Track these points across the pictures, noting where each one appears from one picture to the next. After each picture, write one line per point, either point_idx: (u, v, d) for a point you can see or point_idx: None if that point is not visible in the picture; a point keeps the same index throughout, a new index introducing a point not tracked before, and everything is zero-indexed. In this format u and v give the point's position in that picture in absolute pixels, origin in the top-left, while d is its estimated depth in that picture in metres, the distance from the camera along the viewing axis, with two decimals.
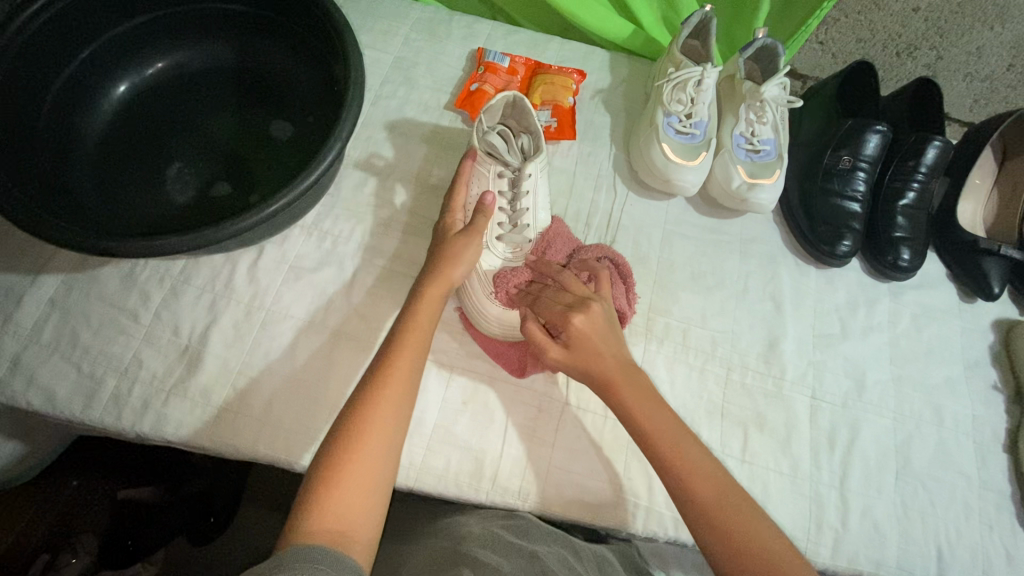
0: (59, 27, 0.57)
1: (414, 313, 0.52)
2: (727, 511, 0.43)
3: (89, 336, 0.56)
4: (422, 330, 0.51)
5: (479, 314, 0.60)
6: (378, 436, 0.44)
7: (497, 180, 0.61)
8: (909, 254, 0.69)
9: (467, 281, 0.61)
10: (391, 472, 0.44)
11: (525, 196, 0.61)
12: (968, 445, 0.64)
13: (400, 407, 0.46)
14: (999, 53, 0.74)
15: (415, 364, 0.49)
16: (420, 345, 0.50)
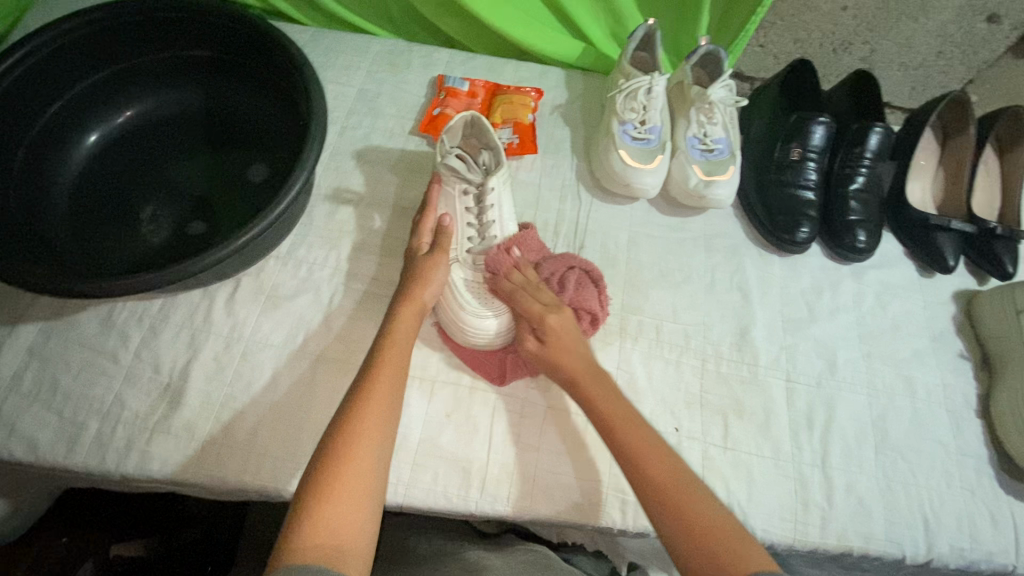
0: (27, 83, 0.59)
1: (388, 333, 0.54)
2: (671, 481, 0.46)
3: (69, 382, 0.57)
4: (401, 346, 0.53)
5: (457, 328, 0.61)
6: (368, 446, 0.45)
7: (464, 197, 0.64)
8: (865, 236, 0.72)
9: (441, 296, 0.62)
10: (382, 480, 0.45)
11: (491, 209, 0.63)
12: (941, 413, 0.66)
13: (388, 419, 0.48)
14: (927, 42, 0.79)
15: (399, 378, 0.51)
16: (400, 360, 0.52)
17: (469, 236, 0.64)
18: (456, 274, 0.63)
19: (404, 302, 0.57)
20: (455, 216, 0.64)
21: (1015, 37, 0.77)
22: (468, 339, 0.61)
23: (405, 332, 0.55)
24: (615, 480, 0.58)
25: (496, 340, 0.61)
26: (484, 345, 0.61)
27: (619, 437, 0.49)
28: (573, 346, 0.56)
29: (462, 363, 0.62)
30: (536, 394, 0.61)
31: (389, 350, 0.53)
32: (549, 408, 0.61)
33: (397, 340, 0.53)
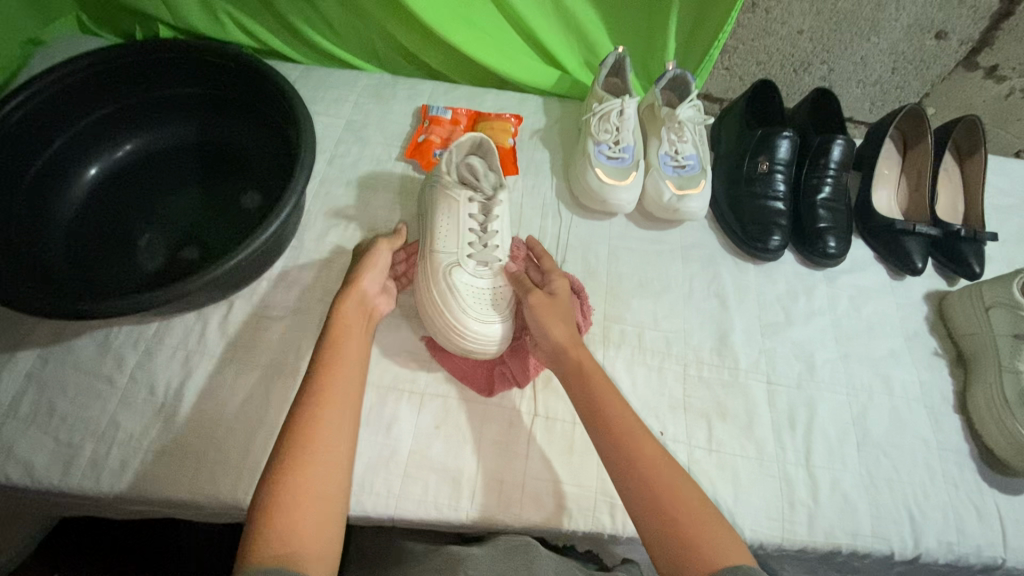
0: (32, 121, 0.63)
1: (336, 334, 0.56)
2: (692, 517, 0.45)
3: (66, 405, 0.58)
4: (350, 353, 0.55)
5: (461, 328, 0.61)
6: (325, 451, 0.47)
7: (469, 203, 0.67)
8: (835, 242, 0.75)
9: (443, 298, 0.63)
10: (342, 480, 0.47)
11: (495, 220, 0.67)
12: (920, 410, 0.68)
13: (344, 423, 0.50)
14: (880, 60, 0.84)
15: (353, 384, 0.53)
16: (348, 365, 0.54)
17: (470, 242, 0.66)
18: (457, 277, 0.64)
19: (340, 309, 0.58)
20: (461, 220, 0.66)
21: (962, 53, 0.81)
22: (472, 340, 0.62)
23: (352, 341, 0.56)
24: (602, 486, 0.59)
25: (493, 344, 0.62)
26: (480, 348, 0.62)
27: (636, 460, 0.49)
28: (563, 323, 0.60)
29: (450, 375, 0.64)
30: (523, 404, 0.63)
31: (337, 357, 0.54)
32: (536, 416, 0.62)
33: (346, 347, 0.55)
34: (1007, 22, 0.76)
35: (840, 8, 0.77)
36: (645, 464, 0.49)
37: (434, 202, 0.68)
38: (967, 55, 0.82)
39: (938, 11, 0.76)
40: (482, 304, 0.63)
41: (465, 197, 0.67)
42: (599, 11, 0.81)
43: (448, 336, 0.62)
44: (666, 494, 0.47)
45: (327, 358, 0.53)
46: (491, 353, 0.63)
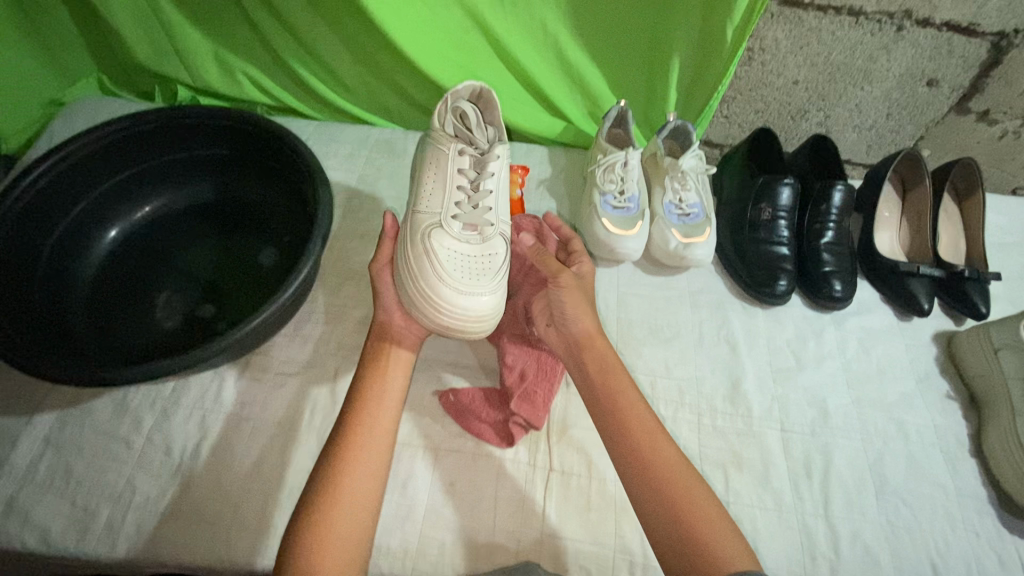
0: (57, 188, 0.65)
1: (370, 375, 0.57)
2: (708, 530, 0.46)
3: (83, 469, 0.58)
4: (380, 397, 0.55)
5: (438, 294, 0.58)
6: (352, 503, 0.48)
7: (462, 161, 0.64)
8: (841, 285, 0.76)
9: (421, 260, 0.59)
10: (366, 531, 0.48)
11: (488, 179, 0.64)
12: (936, 454, 0.67)
13: (373, 474, 0.50)
14: (875, 106, 0.86)
15: (384, 430, 0.53)
16: (381, 410, 0.54)
17: (458, 205, 0.63)
18: (439, 241, 0.60)
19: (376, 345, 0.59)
20: (449, 175, 0.63)
21: (954, 98, 0.83)
22: (450, 309, 0.58)
23: (382, 382, 0.56)
24: (621, 541, 0.58)
25: (469, 319, 0.59)
26: (454, 318, 0.58)
27: (656, 474, 0.50)
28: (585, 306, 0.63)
29: (464, 429, 0.64)
30: (538, 458, 0.63)
31: (366, 401, 0.54)
32: (551, 471, 0.62)
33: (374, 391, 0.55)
34: (997, 69, 0.78)
35: (833, 60, 0.80)
36: (648, 449, 0.52)
37: (426, 156, 0.65)
38: (959, 101, 0.84)
39: (928, 62, 0.78)
40: (464, 275, 0.59)
41: (456, 158, 0.64)
42: (600, 66, 0.84)
43: (423, 306, 0.59)
44: (676, 485, 0.49)
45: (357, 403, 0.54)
46: (466, 326, 0.59)
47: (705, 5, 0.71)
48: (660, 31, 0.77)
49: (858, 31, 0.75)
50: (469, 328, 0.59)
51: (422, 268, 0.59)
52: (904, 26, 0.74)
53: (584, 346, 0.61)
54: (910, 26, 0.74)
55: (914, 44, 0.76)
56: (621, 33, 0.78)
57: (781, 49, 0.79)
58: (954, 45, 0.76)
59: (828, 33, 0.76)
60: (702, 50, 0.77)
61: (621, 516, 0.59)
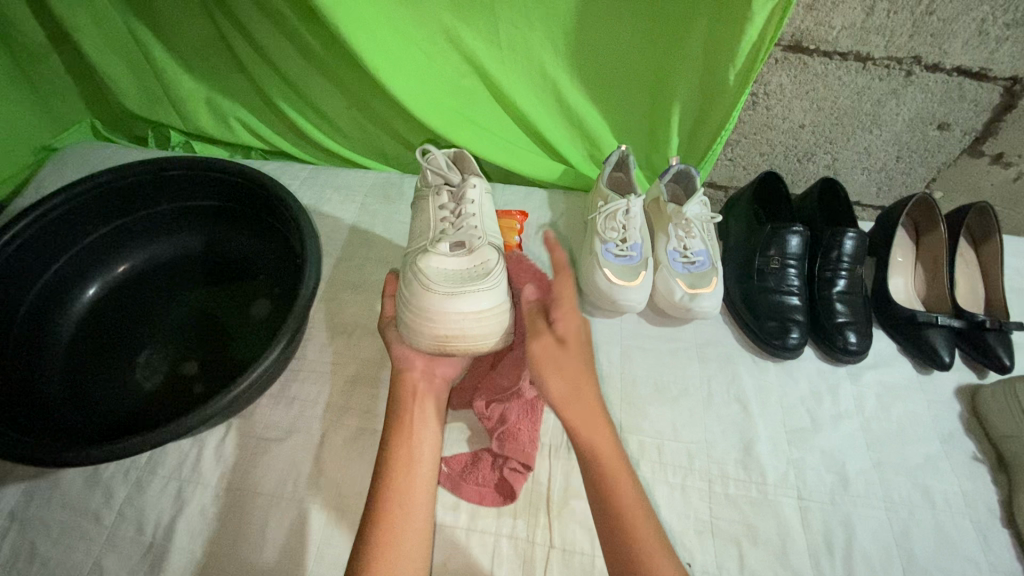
0: (35, 245, 0.63)
1: (394, 450, 0.52)
2: None
3: (47, 548, 0.54)
4: (411, 465, 0.51)
5: (433, 304, 0.54)
6: (396, 561, 0.45)
7: (440, 196, 0.62)
8: (856, 337, 0.72)
9: (411, 286, 0.56)
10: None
11: (470, 205, 0.61)
12: (967, 526, 0.62)
13: (414, 557, 0.47)
14: (884, 149, 0.84)
15: (421, 507, 0.49)
16: (414, 478, 0.51)
17: (441, 229, 0.59)
18: (425, 262, 0.56)
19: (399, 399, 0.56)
20: (431, 215, 0.61)
21: (966, 141, 0.81)
22: (450, 312, 0.54)
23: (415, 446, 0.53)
24: None
25: (465, 321, 0.54)
26: (449, 325, 0.54)
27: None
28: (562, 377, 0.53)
29: (458, 500, 0.60)
30: (537, 533, 0.58)
31: (397, 473, 0.50)
32: (552, 548, 0.57)
33: (404, 460, 0.52)
34: (1011, 114, 0.76)
35: (839, 105, 0.78)
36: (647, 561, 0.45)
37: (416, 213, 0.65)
38: (971, 144, 0.81)
39: (939, 106, 0.76)
40: (455, 282, 0.55)
41: (432, 196, 0.62)
42: (601, 110, 0.82)
43: (418, 325, 0.55)
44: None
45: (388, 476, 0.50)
46: (467, 332, 0.54)
47: (707, 52, 0.69)
48: (662, 76, 0.75)
49: (865, 76, 0.73)
50: (467, 333, 0.54)
51: (412, 290, 0.56)
52: (913, 72, 0.72)
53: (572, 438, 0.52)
54: (920, 71, 0.72)
55: (924, 89, 0.74)
56: (621, 78, 0.77)
57: (786, 94, 0.77)
58: (965, 89, 0.73)
59: (834, 78, 0.74)
60: (704, 96, 0.75)
61: None
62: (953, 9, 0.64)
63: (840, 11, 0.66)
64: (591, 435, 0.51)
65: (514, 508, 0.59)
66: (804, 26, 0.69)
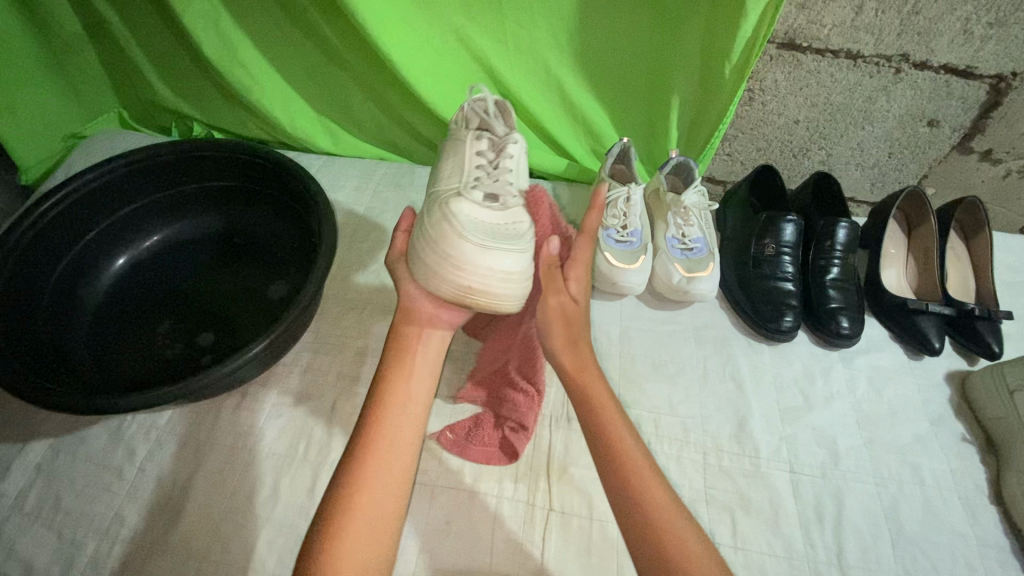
0: (69, 216, 0.67)
1: (394, 358, 0.57)
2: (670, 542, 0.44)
3: (73, 500, 0.57)
4: (405, 399, 0.54)
5: (467, 262, 0.54)
6: (391, 446, 0.51)
7: (478, 141, 0.61)
8: (848, 322, 0.75)
9: (444, 232, 0.55)
10: (388, 539, 0.47)
11: (508, 158, 0.61)
12: (955, 502, 0.64)
13: (407, 447, 0.52)
14: (876, 145, 0.87)
15: (415, 414, 0.54)
16: (406, 411, 0.54)
17: (474, 177, 0.59)
18: (457, 206, 0.56)
19: (401, 335, 0.59)
20: (467, 157, 0.60)
21: (956, 138, 0.84)
22: (485, 276, 0.54)
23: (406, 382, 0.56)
24: None
25: (495, 280, 0.54)
26: (477, 279, 0.54)
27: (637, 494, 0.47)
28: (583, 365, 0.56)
29: (462, 465, 0.63)
30: (537, 496, 0.61)
31: (390, 407, 0.53)
32: (551, 511, 0.60)
33: (398, 396, 0.54)
34: (998, 111, 0.79)
35: (832, 101, 0.81)
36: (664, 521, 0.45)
37: (446, 150, 0.64)
38: (960, 141, 0.84)
39: (928, 103, 0.79)
40: (487, 234, 0.56)
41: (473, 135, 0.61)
42: (604, 105, 0.86)
43: (443, 273, 0.55)
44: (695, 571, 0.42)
45: (380, 406, 0.53)
46: (494, 290, 0.55)
47: (704, 48, 0.73)
48: (661, 71, 0.79)
49: (856, 73, 0.77)
50: (494, 293, 0.55)
51: (439, 231, 0.55)
52: (901, 69, 0.75)
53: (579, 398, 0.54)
54: (908, 68, 0.75)
55: (913, 85, 0.77)
56: (623, 74, 0.80)
57: (781, 90, 0.81)
58: (953, 87, 0.77)
59: (826, 75, 0.78)
60: (702, 91, 0.79)
61: (623, 560, 0.57)
62: (938, 8, 0.68)
63: (831, 10, 0.70)
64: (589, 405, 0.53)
65: (515, 473, 0.62)
66: (797, 23, 0.72)
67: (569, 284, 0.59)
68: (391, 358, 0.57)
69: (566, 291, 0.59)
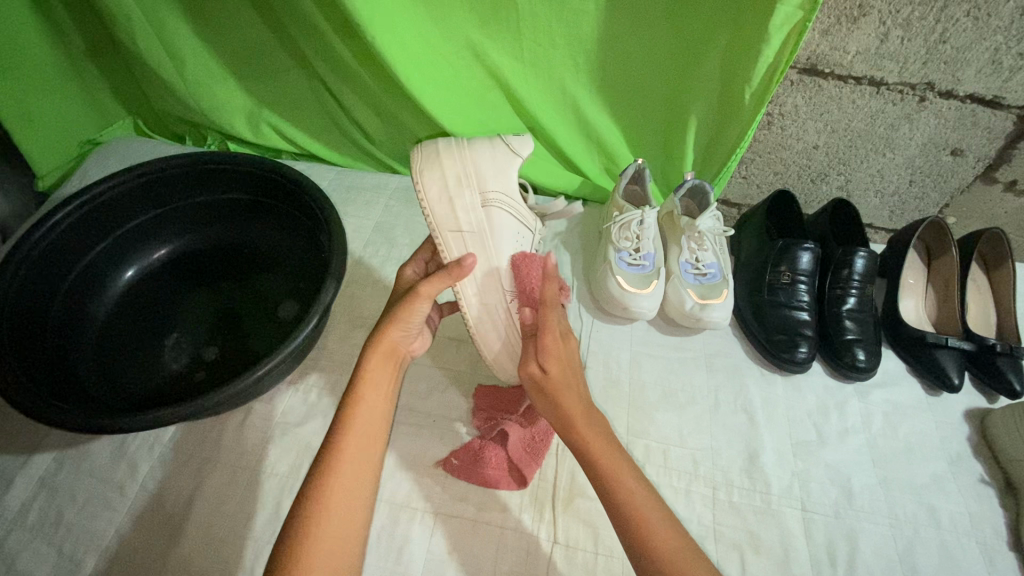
0: (80, 228, 0.67)
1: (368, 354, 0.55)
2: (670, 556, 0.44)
3: (73, 515, 0.57)
4: (371, 421, 0.51)
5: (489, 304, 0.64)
6: (362, 434, 0.50)
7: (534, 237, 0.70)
8: (865, 355, 0.73)
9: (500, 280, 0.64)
10: (352, 565, 0.44)
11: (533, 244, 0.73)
12: (972, 547, 0.62)
13: (375, 434, 0.51)
14: (898, 172, 0.86)
15: (383, 405, 0.53)
16: (375, 429, 0.51)
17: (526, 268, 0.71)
18: None
19: (375, 348, 0.55)
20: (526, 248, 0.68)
21: (980, 168, 0.82)
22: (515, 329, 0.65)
23: (374, 399, 0.53)
24: None
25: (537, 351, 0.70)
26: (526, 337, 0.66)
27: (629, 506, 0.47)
28: (570, 386, 0.54)
29: (466, 492, 0.62)
30: (541, 528, 0.59)
31: (358, 426, 0.50)
32: (555, 544, 0.58)
33: (366, 417, 0.51)
34: None
35: (853, 127, 0.80)
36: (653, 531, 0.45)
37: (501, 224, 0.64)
38: (984, 170, 0.82)
39: (952, 132, 0.78)
40: None
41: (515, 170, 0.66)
42: (619, 125, 0.85)
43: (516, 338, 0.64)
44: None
45: (347, 431, 0.50)
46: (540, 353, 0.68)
47: (723, 72, 0.72)
48: (678, 94, 0.77)
49: (878, 100, 0.75)
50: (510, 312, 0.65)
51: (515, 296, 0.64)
52: (926, 97, 0.74)
53: (569, 429, 0.52)
54: (933, 97, 0.74)
55: (937, 115, 0.76)
56: (640, 96, 0.79)
57: (801, 115, 0.80)
58: (978, 117, 0.75)
59: (848, 101, 0.76)
60: (720, 115, 0.77)
61: None
62: (966, 38, 0.66)
63: (855, 37, 0.69)
64: (589, 426, 0.52)
65: (520, 503, 0.61)
66: (820, 50, 0.71)
67: (543, 352, 0.55)
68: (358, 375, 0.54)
69: (538, 359, 0.55)
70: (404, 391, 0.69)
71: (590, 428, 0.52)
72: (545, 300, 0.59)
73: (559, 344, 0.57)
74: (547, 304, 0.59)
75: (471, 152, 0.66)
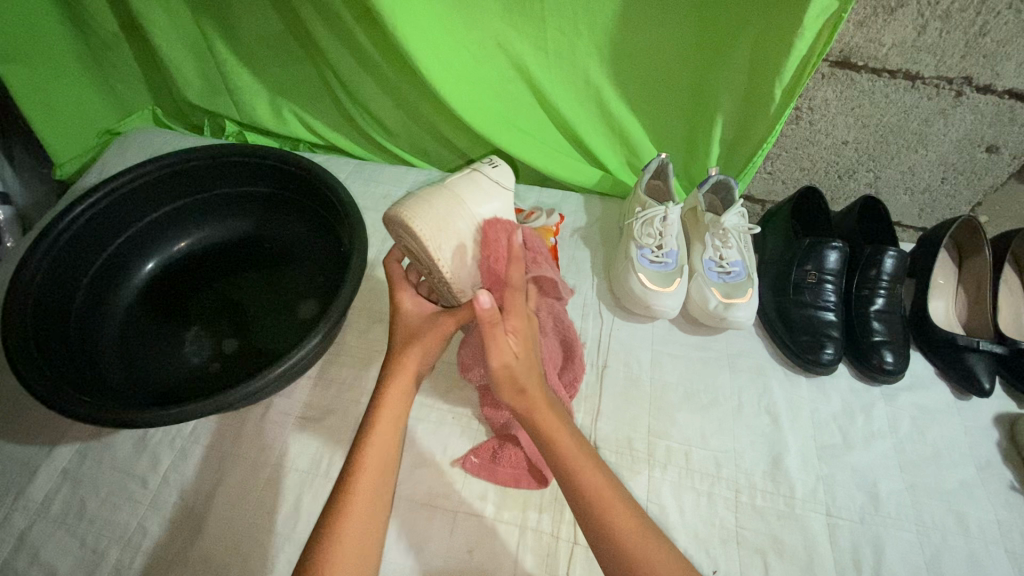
0: (102, 219, 0.67)
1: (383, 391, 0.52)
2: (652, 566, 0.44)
3: (96, 506, 0.57)
4: (383, 459, 0.49)
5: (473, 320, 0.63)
6: (373, 478, 0.49)
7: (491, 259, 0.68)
8: (893, 357, 0.71)
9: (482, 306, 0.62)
10: None
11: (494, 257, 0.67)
12: (1002, 556, 0.61)
13: (385, 479, 0.50)
14: (929, 169, 0.83)
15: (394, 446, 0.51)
16: (383, 471, 0.49)
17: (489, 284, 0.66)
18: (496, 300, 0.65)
19: (394, 377, 0.53)
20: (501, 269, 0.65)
21: (1015, 166, 0.80)
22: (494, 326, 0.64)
23: (388, 433, 0.51)
24: None
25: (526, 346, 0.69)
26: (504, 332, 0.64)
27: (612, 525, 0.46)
28: (523, 378, 0.52)
29: (485, 490, 0.61)
30: (562, 528, 0.59)
31: (369, 469, 0.49)
32: (575, 545, 0.58)
33: (377, 456, 0.49)
34: None
35: (885, 123, 0.77)
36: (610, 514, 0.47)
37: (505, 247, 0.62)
38: (1020, 168, 0.80)
39: (988, 128, 0.75)
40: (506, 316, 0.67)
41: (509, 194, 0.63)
42: (643, 119, 0.83)
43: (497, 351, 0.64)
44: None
45: (360, 472, 0.48)
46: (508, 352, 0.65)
47: (752, 65, 0.70)
48: (704, 86, 0.76)
49: (913, 95, 0.73)
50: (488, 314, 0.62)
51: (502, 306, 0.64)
52: (963, 92, 0.71)
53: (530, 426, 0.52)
54: (970, 92, 0.71)
55: (974, 110, 0.73)
56: (664, 89, 0.78)
57: (831, 109, 0.77)
58: (1017, 112, 0.72)
59: (881, 96, 0.74)
60: (747, 110, 0.75)
61: None
62: (1008, 31, 0.64)
63: (891, 29, 0.66)
64: (549, 432, 0.51)
65: (540, 502, 0.60)
66: (854, 42, 0.69)
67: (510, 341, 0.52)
68: (373, 410, 0.52)
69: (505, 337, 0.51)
70: (423, 386, 0.69)
71: (552, 420, 0.52)
72: (510, 282, 0.53)
73: (514, 333, 0.52)
74: (512, 284, 0.53)
75: (451, 188, 0.59)
